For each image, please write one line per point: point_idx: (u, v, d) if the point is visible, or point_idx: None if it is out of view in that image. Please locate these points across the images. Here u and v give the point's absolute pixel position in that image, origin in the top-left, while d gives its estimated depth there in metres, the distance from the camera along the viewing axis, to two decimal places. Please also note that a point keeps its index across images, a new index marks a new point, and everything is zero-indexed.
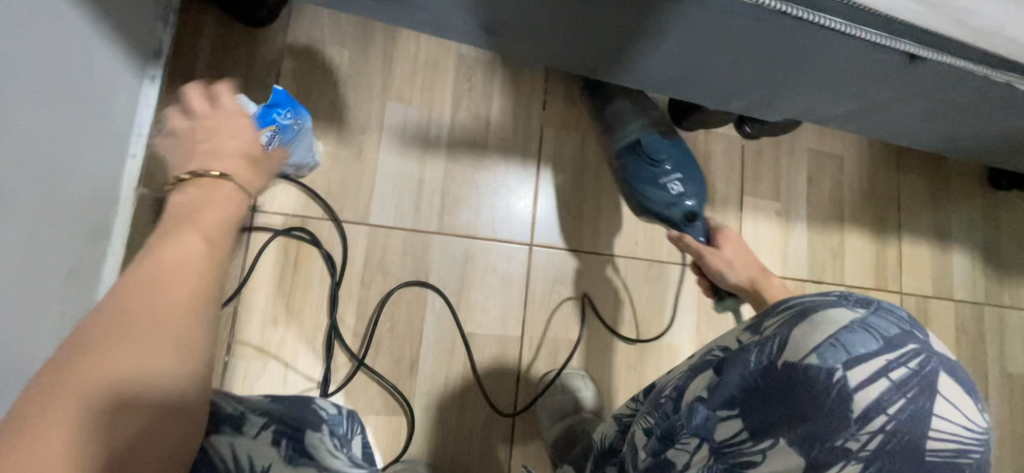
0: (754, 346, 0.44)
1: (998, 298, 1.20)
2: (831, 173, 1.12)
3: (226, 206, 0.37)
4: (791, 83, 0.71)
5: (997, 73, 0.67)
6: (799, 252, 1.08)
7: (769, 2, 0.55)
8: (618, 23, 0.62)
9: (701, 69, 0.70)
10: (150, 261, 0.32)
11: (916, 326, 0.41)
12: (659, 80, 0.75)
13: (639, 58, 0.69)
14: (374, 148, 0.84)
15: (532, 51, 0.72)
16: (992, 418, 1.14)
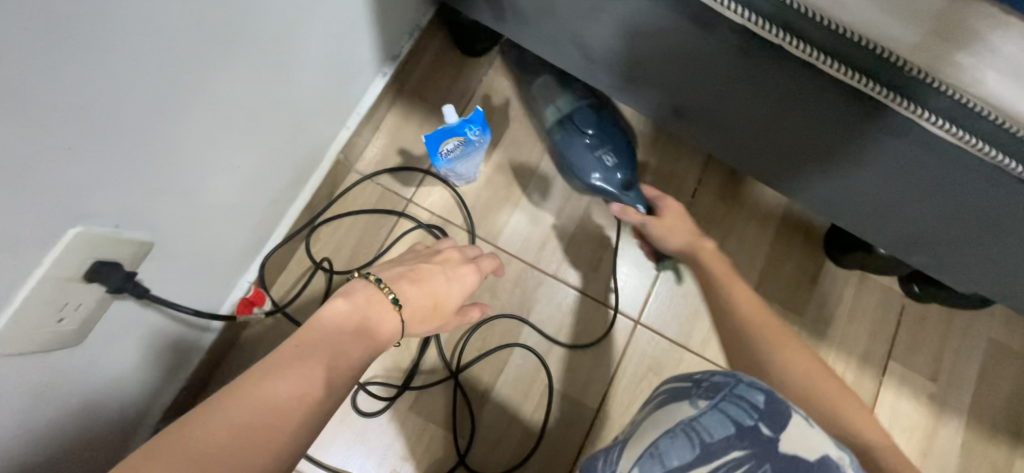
0: (607, 454, 0.42)
1: None
2: (1014, 373, 0.93)
3: (361, 336, 0.50)
4: (1014, 263, 0.61)
5: None
6: (945, 451, 0.89)
7: (1008, 166, 0.49)
8: (816, 138, 0.60)
9: (893, 211, 0.64)
10: (292, 361, 0.44)
11: (765, 419, 0.34)
12: (833, 209, 0.70)
13: (823, 181, 0.66)
14: (525, 181, 0.90)
15: (708, 140, 0.73)
16: None
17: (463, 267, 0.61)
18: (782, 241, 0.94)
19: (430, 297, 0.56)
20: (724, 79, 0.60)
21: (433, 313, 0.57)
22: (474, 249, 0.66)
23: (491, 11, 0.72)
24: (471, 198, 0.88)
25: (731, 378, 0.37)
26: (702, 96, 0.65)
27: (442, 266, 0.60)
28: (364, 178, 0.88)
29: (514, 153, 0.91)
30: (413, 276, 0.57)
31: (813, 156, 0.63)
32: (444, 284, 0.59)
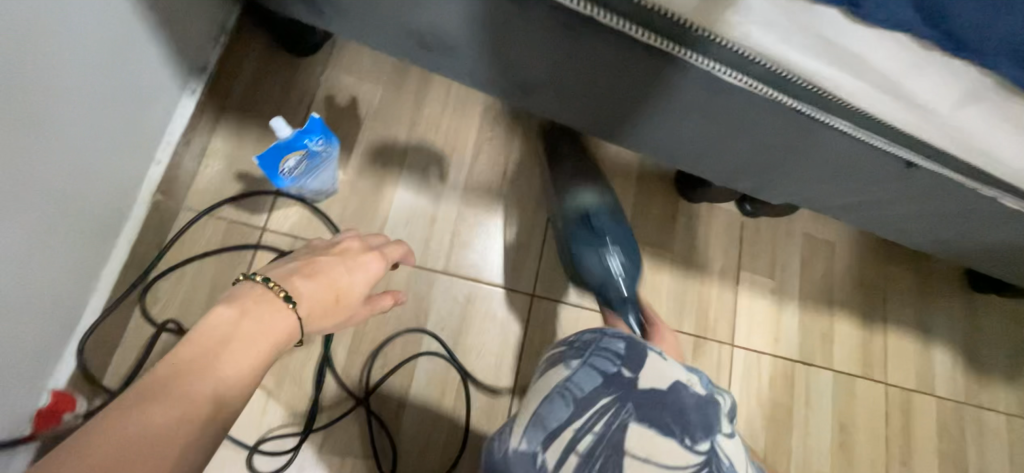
0: (505, 430, 0.56)
1: (978, 399, 1.24)
2: (824, 257, 1.17)
3: (257, 335, 0.45)
4: (799, 173, 0.75)
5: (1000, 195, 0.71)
6: (789, 333, 1.10)
7: (785, 100, 0.60)
8: (643, 99, 0.66)
9: (716, 149, 0.74)
10: (168, 385, 0.39)
11: (625, 364, 0.53)
12: (674, 156, 0.79)
13: (660, 134, 0.74)
14: (393, 182, 0.86)
15: (559, 113, 0.76)
16: None
17: (365, 255, 0.59)
18: (641, 191, 1.04)
19: (330, 290, 0.53)
20: (553, 55, 0.62)
21: (336, 306, 0.54)
22: (377, 235, 0.64)
23: (305, 7, 0.65)
24: (335, 212, 0.81)
25: (593, 338, 0.56)
26: (539, 74, 0.67)
27: (345, 259, 0.58)
28: (200, 214, 0.75)
29: (373, 155, 0.86)
30: (307, 270, 0.53)
31: (643, 117, 0.71)
32: (345, 275, 0.56)
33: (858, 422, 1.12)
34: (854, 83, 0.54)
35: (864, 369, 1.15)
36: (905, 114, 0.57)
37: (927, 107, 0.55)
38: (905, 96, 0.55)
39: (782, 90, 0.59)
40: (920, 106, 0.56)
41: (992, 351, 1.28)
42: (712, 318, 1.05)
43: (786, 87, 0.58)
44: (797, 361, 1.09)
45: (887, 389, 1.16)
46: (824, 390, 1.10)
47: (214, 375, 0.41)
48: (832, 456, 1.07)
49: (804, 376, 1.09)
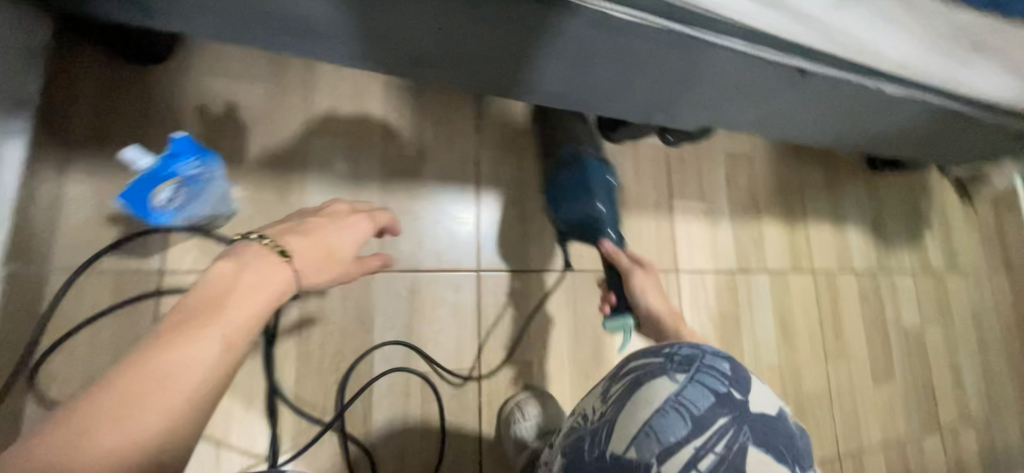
0: (592, 433, 0.56)
1: (887, 264, 1.42)
2: (745, 169, 1.24)
3: (256, 289, 0.46)
4: (701, 98, 0.77)
5: (883, 83, 0.75)
6: (726, 247, 1.16)
7: (676, 27, 0.59)
8: (541, 50, 0.63)
9: (623, 88, 0.74)
10: (178, 340, 0.41)
11: (731, 386, 0.57)
12: (585, 100, 0.78)
13: (564, 81, 0.71)
14: (300, 188, 0.78)
15: (459, 79, 0.71)
16: (893, 367, 1.35)
17: (354, 217, 0.58)
18: None
19: (320, 248, 0.54)
20: (434, 22, 0.58)
21: (328, 261, 0.54)
22: (366, 202, 0.64)
23: (128, 10, 0.54)
24: (242, 234, 0.73)
25: (695, 353, 0.59)
26: (425, 45, 0.62)
27: (338, 221, 0.58)
28: (79, 272, 0.66)
29: (270, 163, 0.77)
30: (298, 228, 0.53)
31: (543, 71, 0.68)
32: (337, 235, 0.56)
33: (796, 312, 1.23)
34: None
35: (794, 264, 1.26)
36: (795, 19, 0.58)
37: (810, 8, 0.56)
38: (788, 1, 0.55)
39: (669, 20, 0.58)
40: (803, 10, 0.56)
41: (892, 221, 1.45)
42: (656, 250, 1.09)
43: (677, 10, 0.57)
44: (736, 272, 1.17)
45: (815, 276, 1.28)
46: (763, 291, 1.19)
47: (218, 324, 0.43)
48: (779, 347, 1.18)
49: (744, 284, 1.17)
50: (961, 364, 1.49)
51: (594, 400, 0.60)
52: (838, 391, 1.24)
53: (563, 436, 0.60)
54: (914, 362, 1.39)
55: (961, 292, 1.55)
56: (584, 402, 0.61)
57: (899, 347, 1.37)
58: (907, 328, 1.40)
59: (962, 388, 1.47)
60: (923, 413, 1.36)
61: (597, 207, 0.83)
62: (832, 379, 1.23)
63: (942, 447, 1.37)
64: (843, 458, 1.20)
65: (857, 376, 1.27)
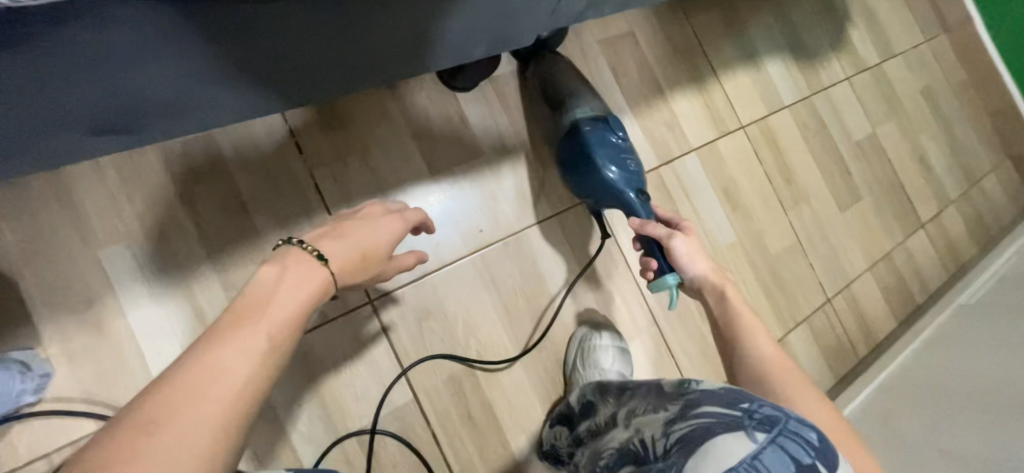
0: (661, 459, 0.45)
1: (817, 83, 1.30)
2: (630, 51, 1.08)
3: (300, 287, 0.48)
4: (504, 12, 0.65)
5: None
6: (639, 145, 1.04)
7: None
8: (279, 25, 0.49)
9: (412, 29, 0.61)
10: (231, 331, 0.42)
11: (822, 458, 0.40)
12: (387, 60, 0.65)
13: (342, 50, 0.58)
14: (115, 311, 0.65)
15: (226, 99, 0.56)
16: (857, 185, 1.27)
17: (385, 218, 0.62)
18: (412, 113, 0.86)
19: (358, 249, 0.57)
20: (180, 32, 0.44)
21: (365, 263, 0.57)
22: (397, 201, 0.66)
23: None
24: (72, 390, 0.62)
25: (780, 415, 0.43)
26: (191, 67, 0.49)
27: (369, 220, 0.61)
28: None
29: (64, 301, 0.64)
30: (335, 231, 0.56)
31: (334, 50, 0.57)
32: (370, 233, 0.59)
33: (739, 176, 1.13)
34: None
35: (720, 129, 1.14)
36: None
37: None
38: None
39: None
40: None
41: (809, 34, 1.31)
42: None
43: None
44: (659, 166, 1.05)
45: (747, 130, 1.17)
46: (696, 172, 1.08)
47: (266, 319, 0.44)
48: (733, 222, 1.09)
49: (672, 175, 1.06)
50: (926, 150, 1.41)
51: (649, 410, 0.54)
52: (807, 236, 1.17)
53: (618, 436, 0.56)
54: (876, 169, 1.31)
55: (903, 76, 1.44)
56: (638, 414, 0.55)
57: (857, 162, 1.29)
58: (859, 139, 1.31)
59: (933, 172, 1.40)
60: (900, 217, 1.30)
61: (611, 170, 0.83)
62: (797, 227, 1.16)
63: (928, 240, 1.32)
64: (833, 299, 1.15)
65: (821, 212, 1.20)
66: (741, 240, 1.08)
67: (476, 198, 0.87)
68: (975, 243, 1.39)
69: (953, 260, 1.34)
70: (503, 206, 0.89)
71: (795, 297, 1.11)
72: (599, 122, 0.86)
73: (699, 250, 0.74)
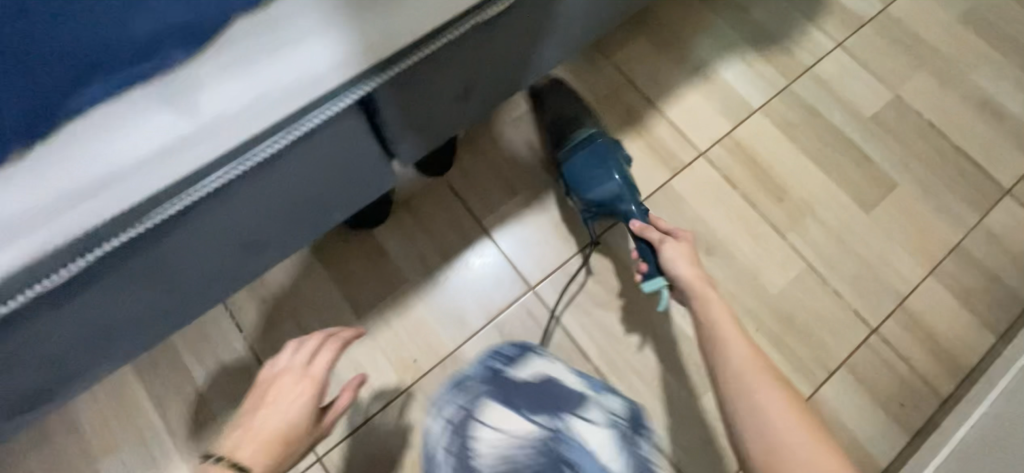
0: None
1: (795, 67, 1.09)
2: (546, 119, 1.02)
3: None
4: (351, 182, 0.67)
5: (488, 10, 0.58)
6: (576, 217, 0.96)
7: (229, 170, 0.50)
8: (180, 264, 0.58)
9: (291, 219, 0.66)
10: None
11: None
12: (289, 245, 0.71)
13: (245, 256, 0.66)
14: None
15: (163, 319, 0.65)
16: (885, 171, 1.01)
17: (300, 382, 0.54)
18: (333, 265, 0.91)
19: (279, 438, 0.50)
20: (90, 305, 0.55)
21: (286, 451, 0.50)
22: (313, 339, 0.58)
23: None
24: None
25: None
26: (51, 354, 0.57)
27: (285, 387, 0.53)
28: None
29: None
30: (251, 430, 0.49)
31: (177, 294, 0.63)
32: (280, 412, 0.51)
33: (709, 212, 0.97)
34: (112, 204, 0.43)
35: (674, 166, 1.00)
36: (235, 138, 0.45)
37: (192, 112, 0.41)
38: (189, 146, 0.43)
39: (201, 204, 0.53)
40: (225, 128, 0.43)
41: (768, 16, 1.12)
42: (498, 286, 0.92)
43: (165, 214, 0.49)
44: (604, 233, 0.96)
45: (710, 154, 1.01)
46: None
47: None
48: (711, 271, 0.94)
49: (620, 238, 0.95)
50: (989, 91, 1.07)
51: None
52: (822, 258, 0.95)
53: (526, 436, 0.59)
54: (910, 142, 1.03)
55: (927, 10, 1.14)
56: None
57: (879, 143, 1.03)
58: (872, 114, 1.05)
59: (1008, 117, 1.06)
60: (966, 192, 1.00)
61: (613, 182, 0.88)
62: (804, 251, 0.95)
63: (1021, 210, 0.99)
64: (880, 328, 0.91)
65: (836, 222, 0.97)
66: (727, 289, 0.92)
67: (402, 329, 0.89)
68: None
69: None
70: (433, 330, 0.89)
71: (820, 340, 0.90)
72: (590, 140, 0.93)
73: (687, 257, 0.72)
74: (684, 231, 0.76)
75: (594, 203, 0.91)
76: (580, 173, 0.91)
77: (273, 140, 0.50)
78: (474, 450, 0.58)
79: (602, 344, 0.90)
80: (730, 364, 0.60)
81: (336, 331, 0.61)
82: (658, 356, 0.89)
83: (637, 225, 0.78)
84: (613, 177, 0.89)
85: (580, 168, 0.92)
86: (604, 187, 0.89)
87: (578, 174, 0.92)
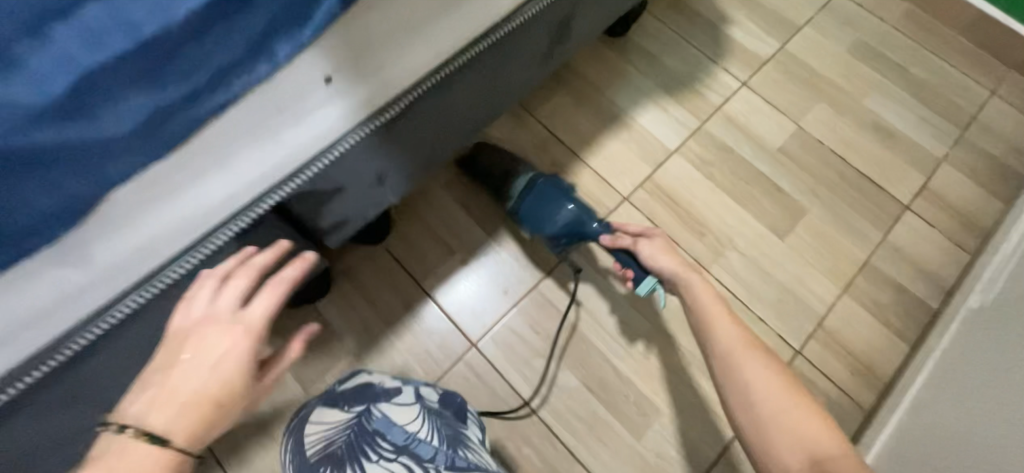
0: None
1: (707, 107, 1.17)
2: (478, 179, 1.07)
3: None
4: None
5: (381, 116, 0.62)
6: (512, 271, 1.01)
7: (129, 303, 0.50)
8: (90, 403, 0.55)
9: None
10: None
11: None
12: None
13: None
14: None
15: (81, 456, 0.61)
16: (796, 199, 1.09)
17: (233, 331, 0.42)
18: (278, 344, 0.93)
19: (207, 396, 0.39)
20: None
21: (217, 413, 0.39)
22: (246, 274, 0.46)
23: None
24: None
25: None
26: None
27: (209, 342, 0.41)
28: None
29: None
30: (166, 393, 0.38)
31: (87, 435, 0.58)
32: (203, 362, 0.40)
33: None
34: (19, 352, 0.45)
35: (601, 212, 1.06)
36: (139, 271, 0.48)
37: (86, 264, 0.44)
38: (90, 289, 0.45)
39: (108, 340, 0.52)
40: (125, 269, 0.47)
41: (679, 60, 1.20)
42: (443, 348, 0.96)
43: (66, 355, 0.49)
44: (539, 283, 1.01)
45: (634, 199, 1.08)
46: (584, 272, 1.02)
47: None
48: (643, 311, 0.99)
49: (556, 288, 1.00)
50: (881, 115, 1.17)
51: (387, 454, 0.58)
52: (745, 288, 1.01)
53: (344, 421, 0.61)
54: (816, 170, 1.12)
55: (821, 43, 1.24)
56: (370, 470, 0.56)
57: (787, 172, 1.11)
58: (780, 146, 1.14)
59: (901, 136, 1.15)
60: (870, 211, 1.08)
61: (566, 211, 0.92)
62: (727, 283, 1.02)
63: (921, 223, 1.08)
64: (803, 350, 0.98)
65: (755, 252, 1.04)
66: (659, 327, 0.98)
67: None
68: (995, 198, 1.10)
69: (969, 231, 1.08)
70: None
71: None
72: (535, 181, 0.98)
73: (665, 251, 0.78)
74: (660, 229, 0.81)
75: (561, 233, 0.92)
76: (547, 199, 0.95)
77: (179, 265, 0.51)
78: (305, 446, 0.59)
79: (545, 393, 0.94)
80: (720, 345, 0.64)
81: (280, 249, 0.50)
82: (600, 399, 0.94)
83: (609, 238, 0.83)
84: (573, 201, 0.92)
85: (547, 190, 0.95)
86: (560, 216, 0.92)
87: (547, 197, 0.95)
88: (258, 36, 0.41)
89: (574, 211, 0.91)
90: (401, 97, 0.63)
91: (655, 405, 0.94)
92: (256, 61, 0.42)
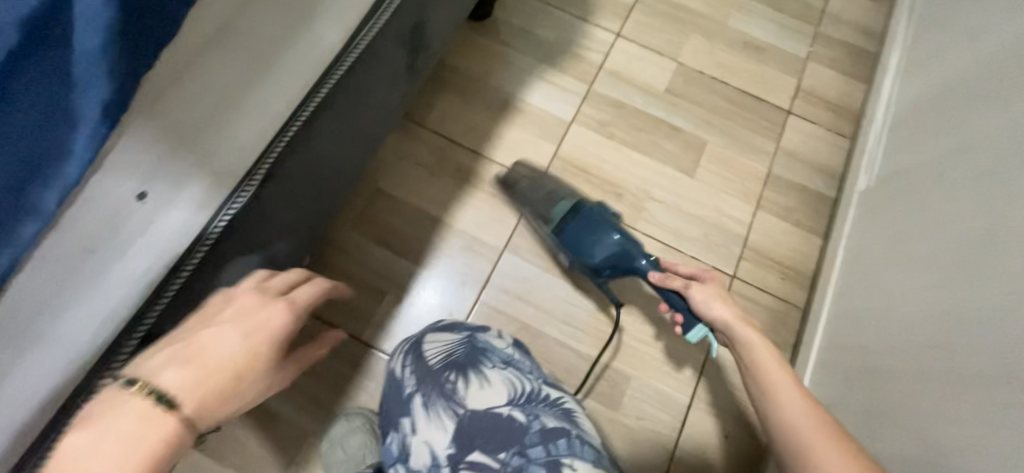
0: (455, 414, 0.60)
1: (590, 66, 1.16)
2: (387, 209, 1.01)
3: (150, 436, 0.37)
4: None
5: (236, 200, 0.54)
6: (451, 290, 0.98)
7: None
8: None
9: None
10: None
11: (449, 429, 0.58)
12: None
13: None
14: None
15: None
16: (694, 133, 1.13)
17: (278, 304, 0.50)
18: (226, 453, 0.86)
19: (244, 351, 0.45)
20: None
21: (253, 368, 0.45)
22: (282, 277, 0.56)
23: None
24: None
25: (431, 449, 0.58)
26: None
27: (254, 306, 0.49)
28: None
29: None
30: (202, 351, 0.43)
31: None
32: (252, 323, 0.47)
33: None
34: None
35: None
36: None
37: None
38: None
39: None
40: None
41: (550, 26, 1.17)
42: None
43: None
44: (480, 294, 0.98)
45: None
46: (520, 269, 1.00)
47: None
48: (587, 288, 1.00)
49: (499, 293, 0.98)
50: (747, 31, 1.22)
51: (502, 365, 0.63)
52: (673, 235, 1.05)
53: (459, 338, 0.65)
54: (704, 100, 1.16)
55: None
56: (490, 376, 0.62)
57: (680, 111, 1.14)
58: (668, 87, 1.16)
59: (768, 47, 1.21)
60: (760, 126, 1.14)
61: (611, 241, 0.88)
62: (657, 235, 1.05)
63: (805, 124, 1.15)
64: (738, 272, 1.04)
65: (673, 197, 1.07)
66: (606, 297, 1.00)
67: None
68: (858, 83, 1.21)
69: (844, 119, 1.17)
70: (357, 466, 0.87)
71: None
72: (574, 208, 0.92)
73: (718, 297, 0.74)
74: (711, 273, 0.79)
75: (604, 263, 0.89)
76: (576, 237, 0.91)
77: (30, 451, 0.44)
78: (427, 347, 0.64)
79: None
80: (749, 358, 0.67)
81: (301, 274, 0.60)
82: (571, 385, 0.95)
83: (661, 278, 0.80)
84: (613, 241, 0.88)
85: (569, 233, 0.91)
86: (603, 250, 0.88)
87: (573, 239, 0.91)
88: (3, 193, 0.34)
89: (620, 252, 0.87)
90: (256, 169, 0.55)
91: (622, 372, 0.96)
92: (19, 222, 0.35)
